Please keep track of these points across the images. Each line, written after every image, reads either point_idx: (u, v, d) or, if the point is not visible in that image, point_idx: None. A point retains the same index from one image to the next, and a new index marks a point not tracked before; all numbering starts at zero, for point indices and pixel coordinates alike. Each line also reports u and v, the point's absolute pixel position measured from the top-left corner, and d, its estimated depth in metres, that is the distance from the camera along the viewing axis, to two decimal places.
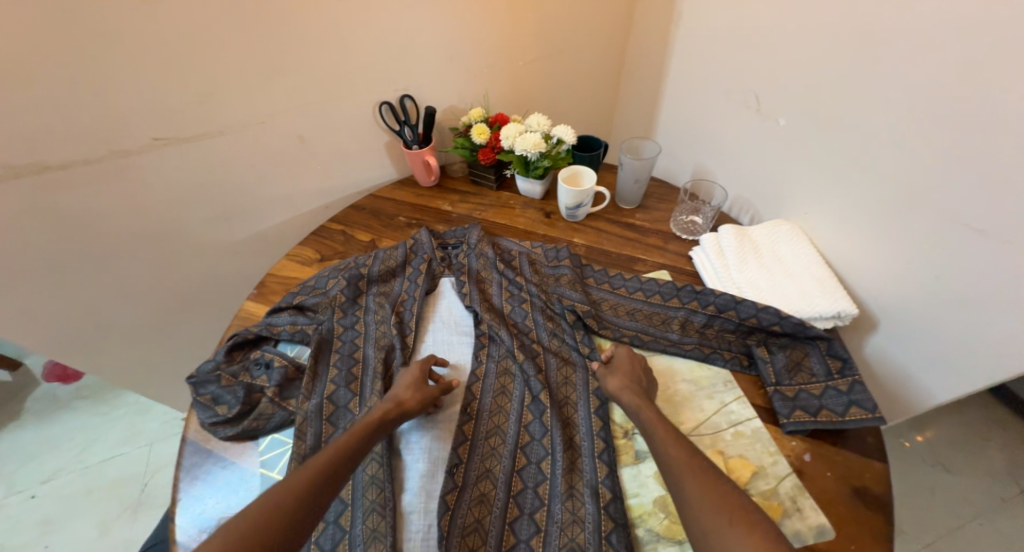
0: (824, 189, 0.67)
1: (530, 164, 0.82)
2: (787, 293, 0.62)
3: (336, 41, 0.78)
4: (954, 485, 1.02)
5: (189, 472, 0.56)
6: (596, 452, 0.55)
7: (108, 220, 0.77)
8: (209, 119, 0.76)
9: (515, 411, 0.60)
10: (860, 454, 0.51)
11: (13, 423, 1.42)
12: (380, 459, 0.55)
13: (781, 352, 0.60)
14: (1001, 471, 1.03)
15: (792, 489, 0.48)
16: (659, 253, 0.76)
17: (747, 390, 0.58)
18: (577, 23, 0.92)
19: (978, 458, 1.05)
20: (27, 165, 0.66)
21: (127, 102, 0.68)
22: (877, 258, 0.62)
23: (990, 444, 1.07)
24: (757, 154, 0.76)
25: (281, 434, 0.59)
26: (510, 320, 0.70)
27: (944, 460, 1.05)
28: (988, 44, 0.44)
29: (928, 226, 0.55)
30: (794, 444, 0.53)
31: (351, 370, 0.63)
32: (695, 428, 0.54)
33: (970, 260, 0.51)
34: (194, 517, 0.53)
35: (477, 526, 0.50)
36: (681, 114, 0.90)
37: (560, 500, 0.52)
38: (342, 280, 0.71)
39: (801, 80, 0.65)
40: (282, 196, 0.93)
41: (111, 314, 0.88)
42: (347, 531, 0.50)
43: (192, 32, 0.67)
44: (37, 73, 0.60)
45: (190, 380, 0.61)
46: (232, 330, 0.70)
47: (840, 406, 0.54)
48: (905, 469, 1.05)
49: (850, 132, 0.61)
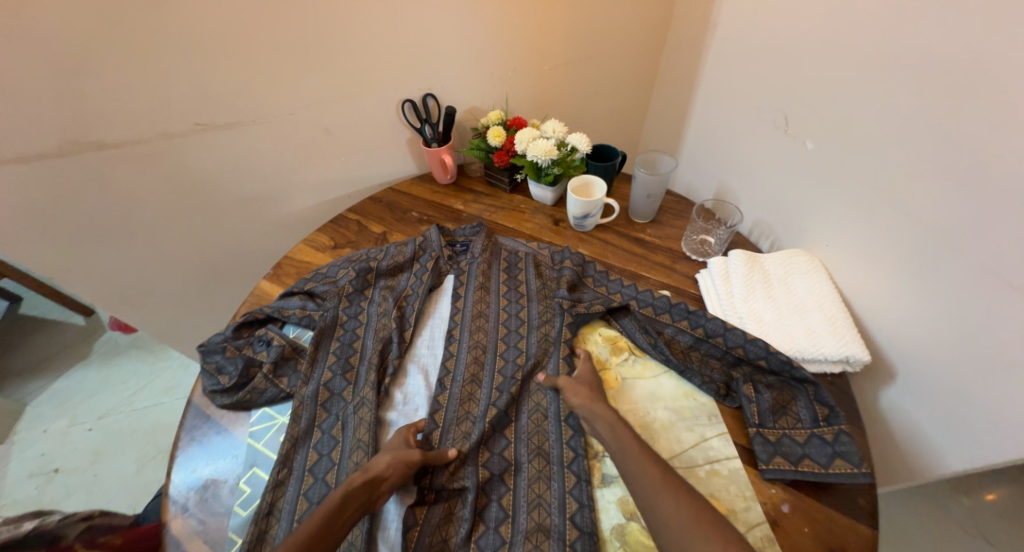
0: (850, 221, 0.61)
1: (542, 171, 0.81)
2: (791, 330, 0.58)
3: (365, 39, 0.80)
4: None
5: (187, 435, 0.60)
6: (566, 460, 0.55)
7: (155, 193, 0.85)
8: (246, 108, 0.81)
9: (480, 412, 0.60)
10: (847, 514, 0.47)
11: (84, 361, 1.63)
12: (369, 424, 0.57)
13: (767, 391, 0.55)
14: None
15: (762, 539, 0.46)
16: (665, 273, 0.73)
17: (730, 427, 0.55)
18: (608, 27, 0.90)
19: None
20: (89, 142, 0.74)
21: (174, 90, 0.75)
22: (900, 302, 0.56)
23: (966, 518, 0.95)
24: (782, 178, 0.70)
25: (270, 409, 0.62)
26: (481, 341, 0.67)
27: None
28: None
29: (958, 275, 0.49)
30: (773, 492, 0.49)
31: (349, 359, 0.65)
32: (668, 459, 0.52)
33: (1002, 320, 0.46)
34: (185, 474, 0.56)
35: (443, 545, 0.50)
36: (709, 128, 0.85)
37: (524, 512, 0.52)
38: (351, 272, 0.73)
39: (833, 100, 0.60)
40: (308, 182, 0.98)
41: (154, 276, 0.97)
42: None
43: (233, 26, 0.72)
44: (98, 60, 0.67)
45: (200, 348, 0.65)
46: (247, 306, 0.75)
47: (824, 457, 0.49)
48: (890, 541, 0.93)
49: (883, 161, 0.55)
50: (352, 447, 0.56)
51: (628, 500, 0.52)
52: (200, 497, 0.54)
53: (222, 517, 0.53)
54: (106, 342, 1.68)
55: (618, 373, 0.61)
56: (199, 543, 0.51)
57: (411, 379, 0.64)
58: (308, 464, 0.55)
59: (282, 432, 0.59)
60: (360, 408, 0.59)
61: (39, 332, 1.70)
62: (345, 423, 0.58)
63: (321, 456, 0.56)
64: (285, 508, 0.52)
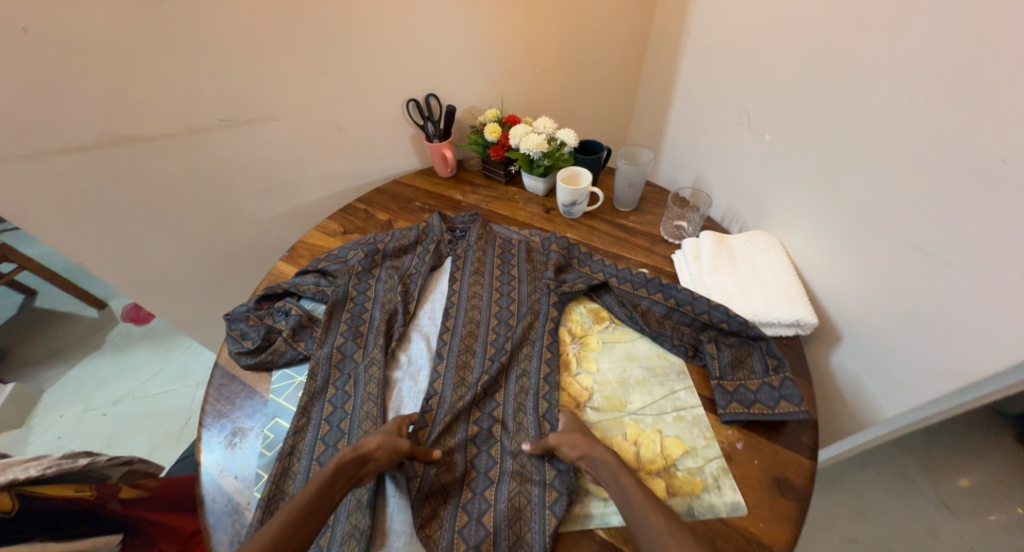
0: (802, 205, 0.69)
1: (534, 163, 0.90)
2: (751, 298, 0.66)
3: (374, 44, 0.89)
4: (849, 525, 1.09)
5: (215, 391, 0.67)
6: (541, 411, 0.61)
7: (179, 184, 0.94)
8: (264, 106, 0.90)
9: (475, 374, 0.66)
10: (791, 450, 0.54)
11: (96, 351, 1.71)
12: (378, 381, 0.65)
13: (727, 349, 0.63)
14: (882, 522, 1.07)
15: (717, 469, 0.53)
16: (645, 254, 0.81)
17: (696, 381, 0.63)
18: (593, 34, 0.99)
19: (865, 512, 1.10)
20: (123, 135, 0.83)
21: (200, 89, 0.83)
22: (842, 272, 0.64)
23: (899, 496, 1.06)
24: (747, 168, 0.78)
25: (289, 370, 0.70)
26: (475, 319, 0.73)
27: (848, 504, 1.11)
28: (952, 74, 0.47)
29: (883, 244, 0.58)
30: (728, 433, 0.57)
31: (359, 327, 0.73)
32: (640, 408, 0.60)
33: (914, 278, 0.54)
34: (218, 424, 0.63)
35: (440, 490, 0.56)
36: (685, 125, 0.94)
37: (509, 457, 0.58)
38: (360, 252, 0.81)
39: (785, 97, 0.68)
40: (318, 175, 1.06)
41: (173, 260, 1.05)
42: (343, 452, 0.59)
43: (256, 32, 0.81)
44: (136, 62, 0.76)
45: (226, 317, 0.73)
46: (265, 284, 0.83)
47: (771, 400, 0.57)
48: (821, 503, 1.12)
49: (826, 149, 0.63)
50: (364, 399, 0.63)
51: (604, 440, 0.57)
52: (229, 442, 0.61)
53: (248, 456, 0.60)
54: (119, 334, 1.75)
55: (598, 339, 0.69)
56: (231, 479, 0.58)
57: (414, 344, 0.72)
58: (324, 415, 0.63)
59: (300, 389, 0.66)
60: (370, 368, 0.67)
61: (54, 324, 1.76)
62: (356, 380, 0.66)
63: (335, 408, 0.63)
64: (305, 450, 0.59)
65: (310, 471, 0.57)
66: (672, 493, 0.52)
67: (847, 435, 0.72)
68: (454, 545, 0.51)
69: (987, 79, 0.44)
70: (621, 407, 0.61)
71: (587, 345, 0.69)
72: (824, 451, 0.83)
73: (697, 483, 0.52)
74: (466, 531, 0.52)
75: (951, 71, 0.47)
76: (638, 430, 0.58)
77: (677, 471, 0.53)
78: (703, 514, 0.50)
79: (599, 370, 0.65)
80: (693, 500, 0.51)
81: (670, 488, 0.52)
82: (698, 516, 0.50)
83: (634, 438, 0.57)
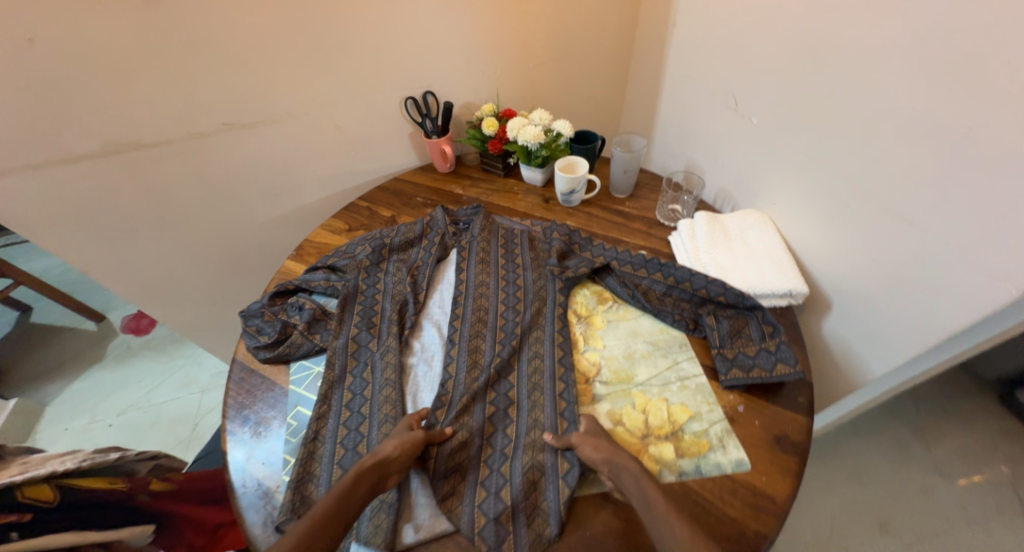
0: (789, 182, 0.73)
1: (532, 154, 0.93)
2: (745, 272, 0.70)
3: (371, 45, 0.91)
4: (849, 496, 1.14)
5: (236, 385, 0.69)
6: (558, 390, 0.63)
7: (183, 189, 0.95)
8: (265, 109, 0.92)
9: (488, 358, 0.69)
10: (788, 409, 0.58)
11: (98, 363, 1.70)
12: (394, 367, 0.68)
13: (726, 320, 0.66)
14: (879, 489, 1.14)
15: (721, 431, 0.57)
16: (644, 237, 0.84)
17: (697, 352, 0.66)
18: (582, 27, 1.02)
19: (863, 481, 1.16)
20: (127, 142, 0.84)
21: (202, 93, 0.85)
22: (831, 243, 0.68)
23: (891, 465, 1.15)
24: (737, 150, 0.82)
25: (306, 362, 0.72)
26: (484, 306, 0.76)
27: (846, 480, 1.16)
28: (923, 51, 0.51)
29: (867, 213, 0.61)
30: (730, 397, 0.60)
31: (372, 318, 0.75)
32: (646, 379, 0.63)
33: (898, 242, 0.58)
34: (243, 415, 0.66)
35: (459, 467, 0.58)
36: (675, 112, 0.97)
37: (523, 430, 0.61)
38: (368, 247, 0.83)
39: (770, 81, 0.72)
40: (319, 176, 1.07)
41: (177, 265, 1.07)
42: (365, 435, 0.61)
43: (256, 36, 0.82)
44: (139, 68, 0.78)
45: (242, 314, 0.75)
46: (275, 282, 0.85)
47: (768, 363, 0.61)
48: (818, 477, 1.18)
49: (811, 127, 0.67)
50: (382, 384, 0.66)
51: (614, 411, 0.61)
52: (255, 431, 0.64)
53: (275, 442, 0.63)
54: (119, 346, 1.75)
55: (603, 318, 0.72)
56: (260, 465, 0.60)
57: (426, 331, 0.74)
58: (344, 401, 0.65)
59: (319, 378, 0.69)
60: (387, 355, 0.69)
61: (52, 339, 1.76)
62: (373, 367, 0.68)
63: (355, 395, 0.65)
64: (328, 434, 0.62)
65: (335, 453, 0.59)
66: (680, 454, 0.55)
67: (842, 397, 0.77)
68: (474, 518, 0.53)
69: (953, 53, 0.48)
70: (629, 379, 0.64)
71: (592, 324, 0.72)
72: (821, 415, 0.88)
73: (703, 444, 0.56)
74: (485, 505, 0.54)
75: (922, 48, 0.51)
76: (645, 399, 0.61)
77: (684, 434, 0.57)
78: (711, 471, 0.53)
79: (605, 346, 0.69)
80: (700, 458, 0.55)
81: (678, 450, 0.56)
82: (706, 473, 0.53)
83: (643, 407, 0.60)
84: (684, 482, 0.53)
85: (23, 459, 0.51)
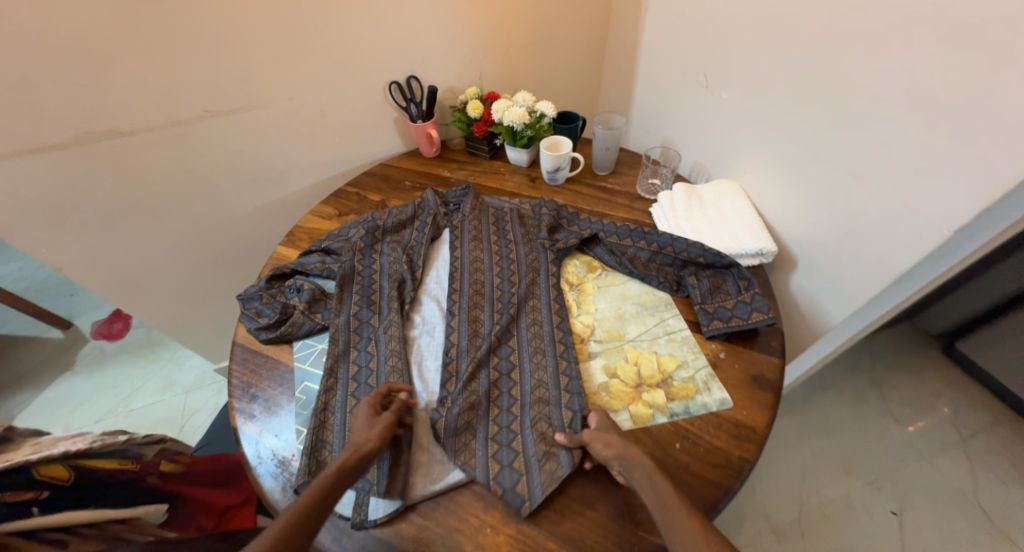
0: (756, 151, 0.79)
1: (518, 135, 0.97)
2: (721, 235, 0.76)
3: (354, 30, 0.91)
4: (818, 444, 1.26)
5: (240, 366, 0.70)
6: (558, 352, 0.67)
7: (164, 179, 0.94)
8: (247, 95, 0.91)
9: (488, 326, 0.72)
10: (765, 353, 0.65)
11: (69, 370, 1.64)
12: (398, 338, 0.70)
13: (706, 279, 0.72)
14: (845, 440, 1.26)
15: (706, 375, 0.63)
16: (626, 210, 0.90)
17: (681, 309, 0.72)
18: (559, 12, 1.06)
19: (827, 433, 1.28)
20: (104, 130, 0.83)
21: (181, 79, 0.84)
22: (795, 205, 0.75)
23: (855, 419, 1.29)
24: (708, 125, 0.88)
25: (309, 340, 0.73)
26: (480, 280, 0.79)
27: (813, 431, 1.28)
28: (872, 25, 0.57)
29: (828, 174, 0.68)
30: (712, 346, 0.66)
31: (371, 295, 0.77)
32: (637, 336, 0.69)
33: (858, 198, 0.64)
34: (250, 396, 0.66)
35: (468, 426, 0.60)
36: (650, 92, 1.03)
37: (528, 389, 0.64)
38: (361, 229, 0.84)
39: (738, 58, 0.78)
40: (304, 163, 1.08)
41: (159, 258, 1.05)
42: None
43: (237, 21, 0.82)
44: (115, 54, 0.76)
45: (239, 297, 0.76)
46: (269, 267, 0.85)
47: (745, 313, 0.67)
48: (787, 427, 1.30)
49: (775, 99, 0.73)
50: (387, 355, 0.68)
51: (610, 365, 0.65)
52: (264, 407, 0.65)
53: (285, 414, 0.64)
54: (90, 351, 1.68)
55: (594, 284, 0.77)
56: (273, 437, 0.62)
57: (425, 305, 0.77)
58: (351, 374, 0.67)
59: (323, 354, 0.71)
60: (390, 328, 0.71)
61: (14, 348, 1.68)
62: (377, 340, 0.70)
63: (361, 367, 0.67)
64: (337, 404, 0.64)
65: (346, 422, 0.61)
66: (671, 398, 0.61)
67: (808, 345, 0.86)
68: (489, 467, 0.56)
69: (897, 25, 0.54)
70: (621, 336, 0.69)
71: (584, 291, 0.76)
72: (792, 364, 0.98)
73: (691, 387, 0.61)
74: (498, 455, 0.57)
75: (871, 21, 0.57)
76: (637, 353, 0.66)
77: (674, 380, 0.63)
78: (699, 410, 0.59)
79: (597, 309, 0.73)
80: (688, 400, 0.60)
81: (668, 395, 0.61)
82: (694, 412, 0.59)
83: (635, 360, 0.66)
84: (675, 421, 0.59)
85: (33, 439, 0.50)
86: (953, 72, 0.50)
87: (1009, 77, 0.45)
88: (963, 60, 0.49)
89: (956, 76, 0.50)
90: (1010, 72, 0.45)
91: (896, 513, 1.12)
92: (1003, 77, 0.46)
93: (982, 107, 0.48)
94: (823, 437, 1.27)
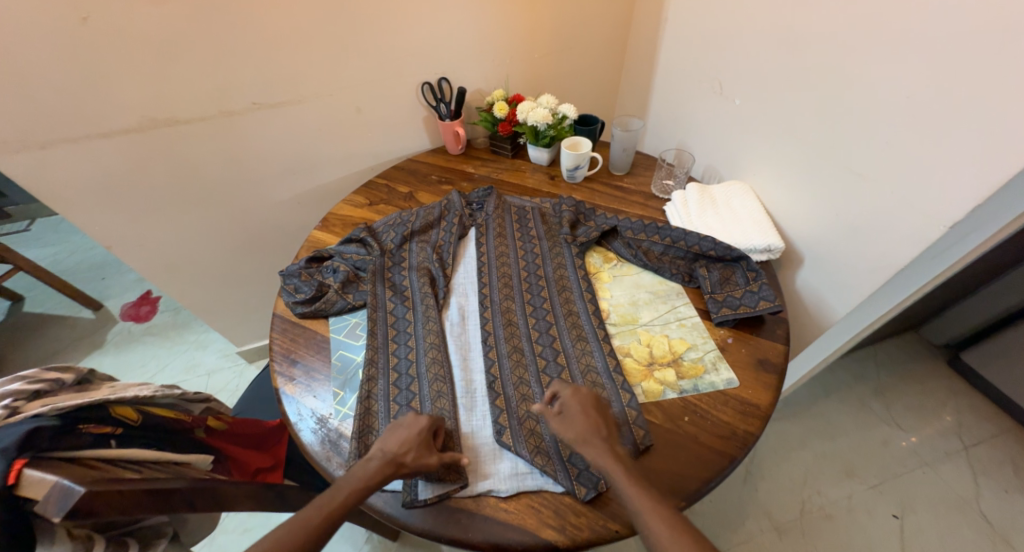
0: (766, 156, 0.85)
1: (540, 134, 1.04)
2: (730, 231, 0.81)
3: (395, 33, 0.98)
4: (819, 447, 1.28)
5: (280, 335, 0.76)
6: (600, 335, 0.71)
7: (211, 165, 1.01)
8: (293, 91, 0.98)
9: (522, 315, 0.76)
10: (770, 341, 0.70)
11: (97, 348, 1.70)
12: (434, 322, 0.74)
13: (716, 271, 0.77)
14: (849, 447, 1.28)
15: (714, 357, 0.68)
16: (641, 208, 0.95)
17: (692, 299, 0.77)
18: (582, 22, 1.13)
19: (831, 437, 1.30)
20: (164, 118, 0.90)
21: (235, 74, 0.91)
22: (802, 208, 0.80)
23: (860, 425, 1.32)
24: (722, 131, 0.93)
25: (343, 315, 0.79)
26: (507, 273, 0.83)
27: (818, 439, 1.30)
28: (880, 35, 0.62)
29: (836, 177, 0.73)
30: (720, 332, 0.72)
31: (404, 294, 0.79)
32: (649, 321, 0.74)
33: (865, 199, 0.69)
34: (289, 363, 0.72)
35: (529, 415, 0.63)
36: (666, 100, 1.09)
37: (579, 376, 0.66)
38: (393, 233, 0.89)
39: (753, 70, 0.83)
40: (338, 156, 1.14)
41: (198, 239, 1.12)
42: (416, 377, 0.67)
43: (289, 22, 0.89)
44: (180, 49, 0.83)
45: (281, 273, 0.82)
46: (306, 248, 0.92)
47: (753, 302, 0.72)
48: (785, 429, 1.32)
49: (787, 107, 0.78)
50: (425, 333, 0.73)
51: (623, 346, 0.70)
52: (302, 372, 0.71)
53: (321, 380, 0.70)
54: (120, 332, 1.75)
55: (610, 273, 0.83)
56: (312, 399, 0.67)
57: (451, 309, 0.79)
58: (391, 351, 0.71)
59: (355, 328, 0.76)
60: (427, 314, 0.76)
61: (48, 327, 1.76)
62: (415, 323, 0.74)
63: (400, 346, 0.72)
64: (381, 381, 0.67)
65: (390, 393, 0.66)
66: (681, 376, 0.66)
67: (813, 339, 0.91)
68: (561, 450, 0.59)
69: (902, 39, 0.59)
70: (634, 321, 0.74)
71: (601, 279, 0.82)
72: (803, 360, 1.03)
73: (699, 368, 0.66)
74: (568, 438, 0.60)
75: (882, 32, 0.62)
76: (649, 336, 0.71)
77: (683, 360, 0.68)
78: (707, 388, 0.64)
79: (613, 296, 0.78)
80: (697, 379, 0.65)
81: (678, 373, 0.66)
82: (702, 390, 0.64)
83: (647, 342, 0.70)
84: (683, 397, 0.63)
85: (110, 383, 0.57)
86: (953, 83, 0.55)
87: (1005, 88, 0.50)
88: (964, 71, 0.54)
89: (957, 86, 0.55)
90: (1005, 87, 0.51)
91: (897, 516, 1.14)
92: (998, 86, 0.51)
93: (982, 113, 0.53)
94: (828, 443, 1.29)
